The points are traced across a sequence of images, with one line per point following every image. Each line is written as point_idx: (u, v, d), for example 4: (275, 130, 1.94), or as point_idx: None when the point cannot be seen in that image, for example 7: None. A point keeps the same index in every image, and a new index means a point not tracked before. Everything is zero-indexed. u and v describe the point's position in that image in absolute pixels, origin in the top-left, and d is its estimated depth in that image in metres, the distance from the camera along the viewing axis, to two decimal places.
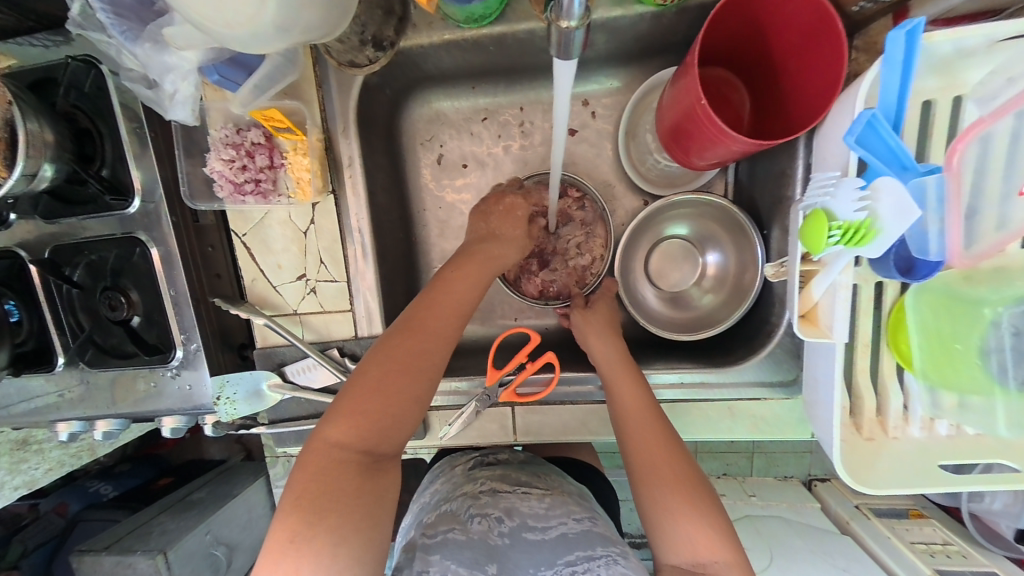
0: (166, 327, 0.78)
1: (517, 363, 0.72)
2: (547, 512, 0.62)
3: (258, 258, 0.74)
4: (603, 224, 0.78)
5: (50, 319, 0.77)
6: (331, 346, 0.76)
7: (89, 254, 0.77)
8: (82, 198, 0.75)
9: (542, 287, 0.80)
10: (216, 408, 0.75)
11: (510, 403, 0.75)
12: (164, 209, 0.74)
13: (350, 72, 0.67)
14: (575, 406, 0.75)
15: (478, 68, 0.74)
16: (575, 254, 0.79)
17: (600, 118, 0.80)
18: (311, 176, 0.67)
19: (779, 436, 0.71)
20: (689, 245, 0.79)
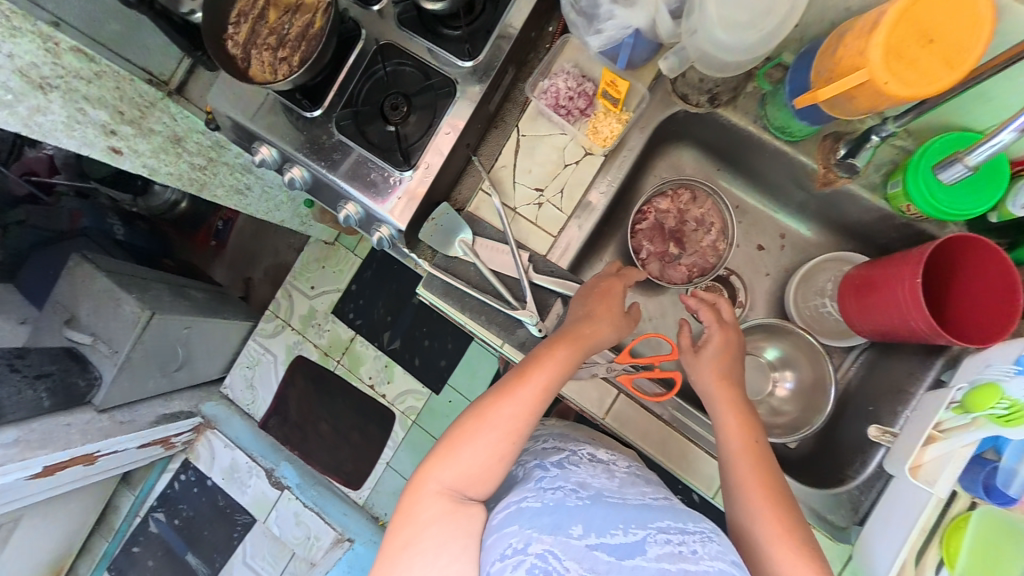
0: (416, 149, 0.87)
1: (649, 362, 0.80)
2: (623, 489, 0.72)
3: (518, 156, 0.87)
4: (717, 208, 0.92)
5: (343, 82, 0.89)
6: (525, 250, 0.85)
7: (408, 65, 0.90)
8: (436, 34, 0.90)
9: (687, 270, 0.92)
10: (422, 224, 0.86)
11: (620, 388, 0.83)
12: (485, 78, 0.88)
13: (675, 100, 0.86)
14: (665, 424, 0.84)
15: (736, 158, 0.94)
16: (702, 231, 0.92)
17: (786, 251, 0.98)
18: (611, 137, 0.82)
19: None
20: (772, 364, 0.92)
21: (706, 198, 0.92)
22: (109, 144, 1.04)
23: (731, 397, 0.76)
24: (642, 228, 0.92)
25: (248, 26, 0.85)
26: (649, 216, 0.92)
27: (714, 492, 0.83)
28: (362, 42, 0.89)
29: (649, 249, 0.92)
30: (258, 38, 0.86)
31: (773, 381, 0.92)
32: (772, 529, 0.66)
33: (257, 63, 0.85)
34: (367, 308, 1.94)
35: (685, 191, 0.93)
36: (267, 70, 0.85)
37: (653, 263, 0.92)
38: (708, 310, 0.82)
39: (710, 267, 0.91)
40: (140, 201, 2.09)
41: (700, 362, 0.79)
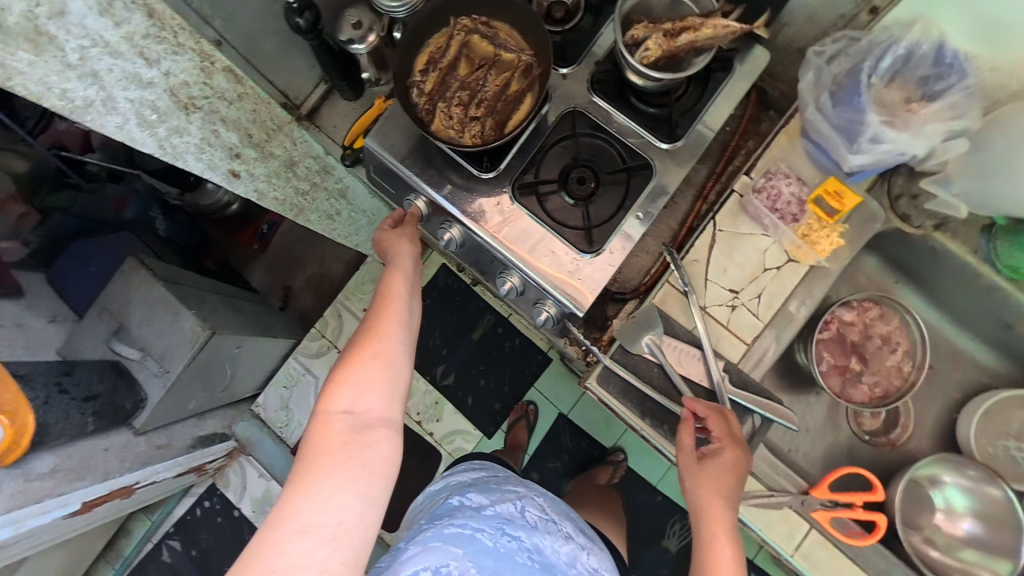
0: (601, 229, 0.79)
1: (849, 501, 0.72)
2: (569, 566, 0.72)
3: (714, 252, 0.81)
4: (904, 330, 0.89)
5: (522, 144, 0.81)
6: (720, 358, 0.77)
7: (600, 137, 0.82)
8: (630, 102, 0.83)
9: (868, 391, 0.89)
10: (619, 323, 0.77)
11: (811, 521, 0.77)
12: (686, 161, 0.81)
13: (896, 220, 0.84)
14: (852, 561, 0.79)
15: (925, 275, 0.93)
16: (889, 352, 0.89)
17: (952, 374, 0.97)
18: (827, 249, 0.79)
19: None
20: (949, 508, 0.88)
21: (893, 316, 0.90)
22: (231, 168, 0.87)
23: (720, 520, 0.64)
24: (827, 341, 0.88)
25: (439, 75, 0.80)
26: (833, 328, 0.89)
27: None
28: (549, 105, 0.82)
29: (830, 361, 0.89)
30: (448, 91, 0.80)
31: (946, 516, 0.88)
32: None
33: (443, 116, 0.79)
34: (422, 335, 1.65)
35: (874, 307, 0.90)
36: (451, 125, 0.79)
37: (834, 378, 0.89)
38: (716, 422, 0.69)
39: (893, 391, 0.89)
40: (188, 197, 1.73)
41: (699, 475, 0.68)
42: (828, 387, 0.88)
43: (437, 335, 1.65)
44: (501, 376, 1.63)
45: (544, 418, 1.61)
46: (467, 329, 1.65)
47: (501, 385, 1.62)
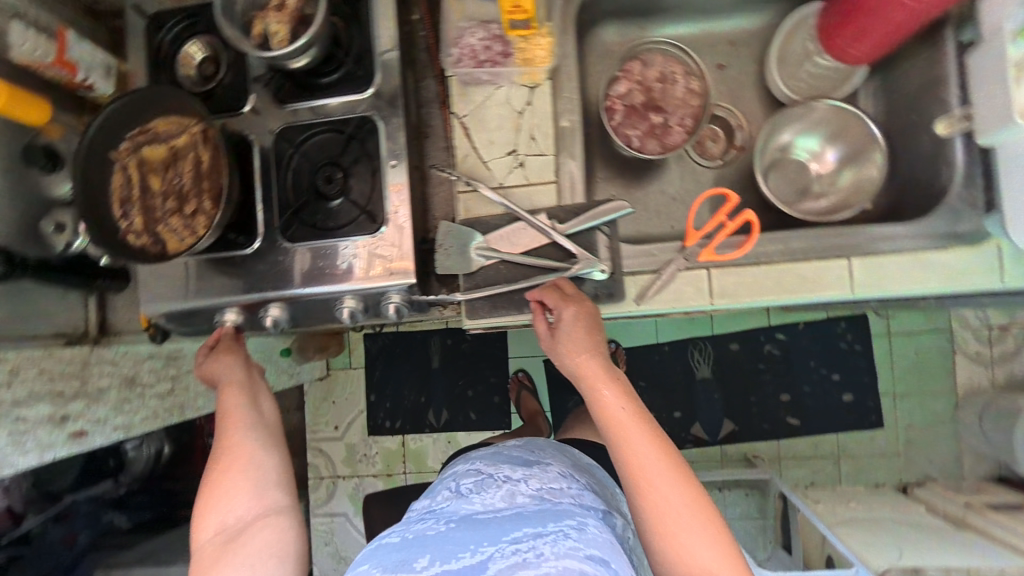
0: (377, 201, 0.79)
1: (717, 223, 0.77)
2: (501, 503, 0.60)
3: (472, 136, 0.83)
4: (676, 60, 0.97)
5: (259, 194, 0.79)
6: (539, 213, 0.78)
7: (316, 131, 0.82)
8: (315, 87, 0.83)
9: (681, 128, 0.94)
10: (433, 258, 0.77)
11: (706, 265, 0.78)
12: (396, 93, 0.81)
13: None
14: (772, 264, 0.80)
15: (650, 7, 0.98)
16: (671, 83, 0.97)
17: (739, 58, 1.04)
18: (548, 53, 0.80)
19: (968, 284, 0.81)
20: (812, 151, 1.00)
21: (654, 56, 0.97)
22: (69, 432, 0.88)
23: (591, 370, 0.66)
24: (621, 121, 0.95)
25: (139, 204, 0.75)
26: (618, 107, 0.96)
27: (853, 288, 0.80)
28: (257, 146, 0.81)
29: (637, 132, 0.94)
30: (158, 210, 0.76)
31: (819, 160, 0.99)
32: (651, 495, 0.56)
33: (170, 234, 0.75)
34: (396, 400, 1.63)
35: (636, 63, 0.97)
36: (184, 234, 0.74)
37: (650, 142, 0.94)
38: (550, 292, 0.72)
39: (698, 110, 0.95)
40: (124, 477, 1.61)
41: (559, 344, 0.70)
42: (650, 151, 0.93)
43: (408, 388, 1.63)
44: (481, 371, 1.61)
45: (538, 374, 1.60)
46: (425, 363, 1.64)
47: (487, 377, 1.61)
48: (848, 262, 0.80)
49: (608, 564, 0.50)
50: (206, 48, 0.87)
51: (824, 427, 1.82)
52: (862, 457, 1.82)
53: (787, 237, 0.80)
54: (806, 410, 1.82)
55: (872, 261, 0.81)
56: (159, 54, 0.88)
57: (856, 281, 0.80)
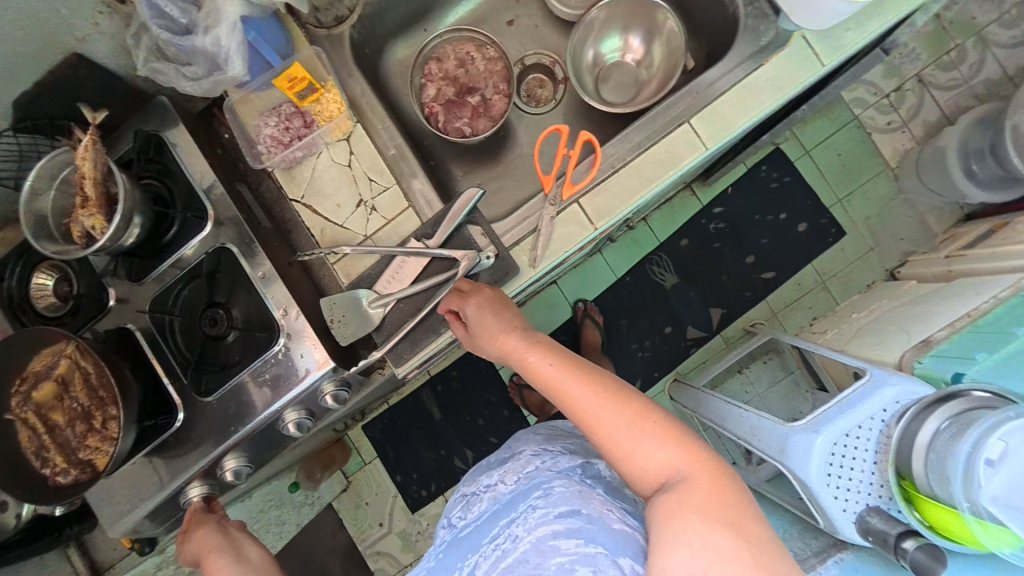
0: (263, 313, 0.78)
1: (562, 157, 0.83)
2: (486, 507, 0.63)
3: (318, 208, 0.84)
4: (467, 40, 1.02)
5: (160, 368, 0.78)
6: (410, 239, 0.81)
7: (182, 287, 0.81)
8: (160, 247, 0.82)
9: (500, 95, 1.00)
10: (333, 334, 0.77)
11: (574, 199, 0.82)
12: (234, 211, 0.82)
13: (339, 28, 0.89)
14: (628, 165, 0.83)
15: (419, 11, 1.02)
16: (472, 63, 1.02)
17: (522, 8, 1.09)
18: (341, 103, 0.83)
19: (799, 84, 0.85)
20: (621, 48, 1.06)
21: (444, 50, 1.02)
22: None
23: (511, 344, 0.74)
24: (445, 119, 1.00)
25: (54, 445, 0.73)
26: (436, 109, 1.00)
27: (704, 144, 0.84)
28: (137, 330, 0.79)
29: (465, 121, 1.00)
30: (73, 439, 0.73)
31: (629, 50, 1.06)
32: (587, 418, 0.57)
33: (95, 453, 0.72)
34: (420, 466, 1.62)
35: (432, 62, 1.02)
36: (103, 446, 0.72)
37: (481, 122, 1.00)
38: (451, 299, 0.76)
39: (505, 73, 1.00)
40: None
41: (480, 338, 0.76)
42: (482, 131, 0.99)
43: (423, 448, 1.63)
44: (479, 395, 1.63)
45: None
46: (428, 417, 1.63)
47: (488, 397, 1.63)
48: (689, 125, 0.85)
49: (578, 510, 0.52)
50: (54, 271, 0.85)
51: (797, 265, 1.89)
52: (842, 269, 1.89)
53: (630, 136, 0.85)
54: (773, 259, 1.89)
55: (709, 113, 0.85)
56: (12, 302, 0.86)
57: (703, 136, 0.84)
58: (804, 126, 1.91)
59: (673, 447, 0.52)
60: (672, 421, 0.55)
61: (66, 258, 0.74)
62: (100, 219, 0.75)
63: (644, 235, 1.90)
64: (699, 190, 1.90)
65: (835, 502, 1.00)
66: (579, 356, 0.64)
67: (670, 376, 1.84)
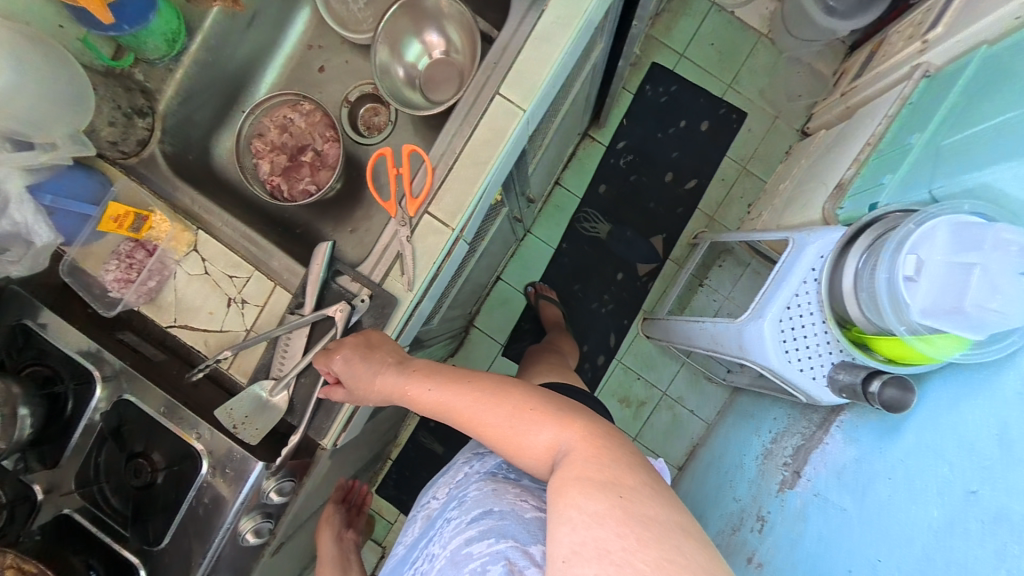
0: (180, 444, 0.79)
1: (395, 176, 0.83)
2: (420, 531, 0.65)
3: (195, 324, 0.84)
4: (280, 105, 1.01)
5: (109, 538, 0.79)
6: (287, 315, 0.81)
7: (98, 452, 0.81)
8: (63, 423, 0.81)
9: (331, 142, 1.00)
10: (241, 438, 0.78)
11: (423, 211, 0.82)
12: (117, 361, 0.81)
13: (148, 149, 0.92)
14: (459, 158, 0.83)
15: (225, 95, 1.01)
16: (293, 123, 1.01)
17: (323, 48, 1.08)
18: (179, 225, 0.85)
19: (585, 12, 0.84)
20: (424, 50, 1.05)
21: (263, 121, 1.00)
22: None
23: (399, 385, 0.75)
24: (287, 186, 0.99)
25: None
26: (276, 180, 1.00)
27: (522, 107, 0.84)
28: (71, 512, 0.79)
29: (308, 180, 1.00)
30: None
31: (432, 48, 1.05)
32: (479, 427, 0.62)
33: None
34: None
35: (257, 140, 1.00)
36: None
37: (322, 173, 1.00)
38: (326, 366, 0.76)
39: (328, 120, 1.00)
40: None
41: (373, 397, 0.77)
42: (326, 181, 1.00)
43: None
44: None
45: None
46: (433, 454, 1.64)
47: None
48: (500, 96, 0.84)
49: (490, 509, 0.54)
50: None
51: (714, 162, 1.89)
52: (757, 148, 1.89)
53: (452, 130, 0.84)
54: (689, 167, 1.89)
55: (514, 75, 0.84)
56: None
57: (517, 100, 0.84)
58: (666, 31, 1.91)
59: (551, 426, 0.56)
60: (551, 402, 0.60)
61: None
62: None
63: (562, 199, 1.90)
64: (597, 133, 1.91)
65: (802, 374, 1.01)
66: (465, 373, 0.69)
67: (641, 318, 1.84)
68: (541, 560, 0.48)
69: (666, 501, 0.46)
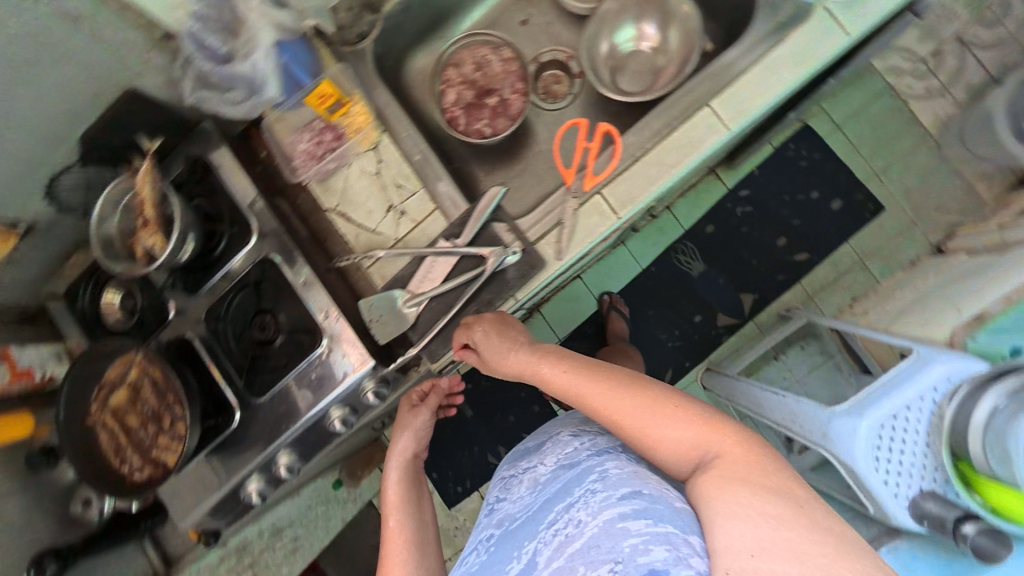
0: (307, 318, 0.84)
1: (582, 150, 0.84)
2: (533, 495, 0.66)
3: (352, 215, 0.89)
4: (484, 43, 1.04)
5: (218, 374, 0.85)
6: (439, 240, 0.84)
7: (232, 296, 0.87)
8: (212, 261, 0.89)
9: (518, 94, 1.02)
10: (370, 332, 0.83)
11: (597, 190, 0.83)
12: (274, 224, 0.87)
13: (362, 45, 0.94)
14: (648, 153, 0.83)
15: (433, 20, 1.05)
16: (488, 65, 1.04)
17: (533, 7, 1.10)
18: (369, 120, 0.89)
19: (824, 55, 0.82)
20: (637, 37, 1.07)
21: (461, 55, 1.04)
22: None
23: (526, 362, 0.79)
24: (465, 119, 1.01)
25: (134, 446, 0.82)
26: (456, 113, 1.01)
27: (727, 126, 0.83)
28: (193, 337, 0.86)
29: (484, 122, 1.00)
30: (148, 438, 0.81)
31: (644, 39, 1.06)
32: (618, 415, 0.63)
33: (167, 451, 0.80)
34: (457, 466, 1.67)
35: (450, 68, 1.04)
36: (174, 444, 0.80)
37: (500, 121, 1.01)
38: (461, 334, 0.81)
39: (523, 74, 1.03)
40: None
41: (498, 361, 0.81)
42: (501, 131, 1.00)
43: (458, 447, 1.67)
44: (510, 394, 1.66)
45: None
46: (462, 415, 1.68)
47: (517, 396, 1.66)
48: (709, 108, 0.83)
49: (639, 492, 0.53)
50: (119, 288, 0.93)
51: (832, 243, 1.82)
52: (884, 245, 1.80)
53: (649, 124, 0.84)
54: (807, 238, 1.82)
55: (730, 93, 0.83)
56: (86, 318, 0.95)
57: (724, 117, 0.83)
58: (835, 98, 1.83)
59: (702, 428, 0.57)
60: (698, 406, 0.60)
61: (132, 275, 0.81)
62: (161, 238, 0.83)
63: (667, 224, 1.87)
64: (724, 173, 1.86)
65: (886, 488, 0.94)
66: (599, 362, 0.71)
67: (702, 366, 1.81)
68: (702, 550, 0.46)
69: (838, 518, 0.46)
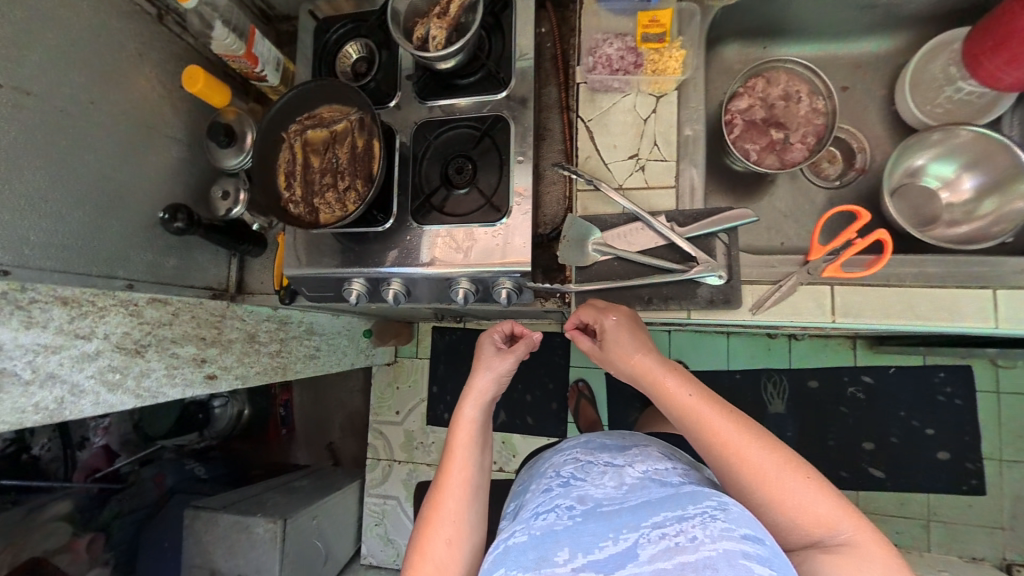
0: (499, 191, 0.84)
1: (843, 240, 0.75)
2: (622, 492, 0.61)
3: (596, 138, 0.87)
4: (809, 80, 0.95)
5: (398, 180, 0.86)
6: (659, 215, 0.81)
7: (452, 127, 0.88)
8: (456, 86, 0.89)
9: (803, 146, 0.95)
10: (561, 249, 0.82)
11: (830, 281, 0.78)
12: (528, 97, 0.86)
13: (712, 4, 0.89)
14: (901, 287, 0.77)
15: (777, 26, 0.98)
16: (795, 100, 0.96)
17: (870, 79, 1.01)
18: (679, 65, 0.82)
19: None
20: (944, 182, 0.95)
21: (778, 74, 0.97)
22: (206, 373, 0.95)
23: (646, 367, 0.69)
24: (740, 135, 0.96)
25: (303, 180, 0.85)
26: (736, 122, 0.96)
27: (996, 320, 0.74)
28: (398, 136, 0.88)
29: (755, 148, 0.96)
30: (316, 186, 0.85)
31: (951, 188, 0.95)
32: (747, 467, 0.58)
33: (325, 207, 0.84)
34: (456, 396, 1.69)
35: (760, 79, 0.97)
36: (335, 208, 0.84)
37: (768, 157, 0.95)
38: (583, 313, 0.76)
39: (823, 130, 0.94)
40: (208, 433, 1.76)
41: (614, 349, 0.72)
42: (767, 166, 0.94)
43: None
44: (540, 377, 1.64)
45: (599, 386, 1.60)
46: None
47: (546, 382, 1.64)
48: (992, 291, 0.75)
49: (761, 540, 0.49)
50: (363, 50, 0.95)
51: (911, 484, 1.61)
52: None
53: (924, 262, 0.77)
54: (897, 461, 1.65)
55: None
56: (323, 46, 0.96)
57: (1001, 311, 0.74)
58: None
59: (833, 504, 0.55)
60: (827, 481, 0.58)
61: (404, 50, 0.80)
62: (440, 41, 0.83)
63: (779, 352, 1.72)
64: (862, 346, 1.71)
65: None
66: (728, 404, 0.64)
67: None
68: None
69: None
